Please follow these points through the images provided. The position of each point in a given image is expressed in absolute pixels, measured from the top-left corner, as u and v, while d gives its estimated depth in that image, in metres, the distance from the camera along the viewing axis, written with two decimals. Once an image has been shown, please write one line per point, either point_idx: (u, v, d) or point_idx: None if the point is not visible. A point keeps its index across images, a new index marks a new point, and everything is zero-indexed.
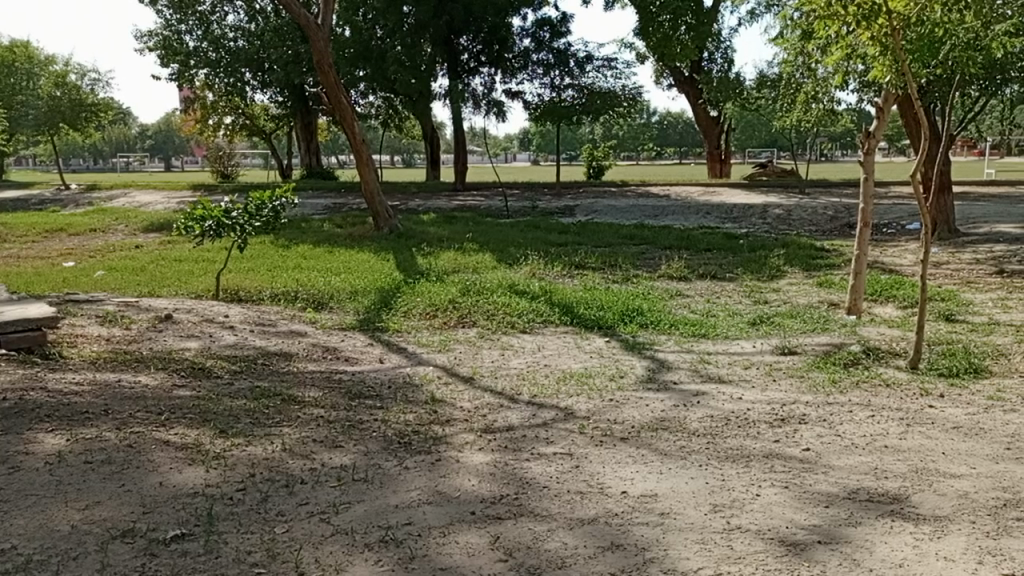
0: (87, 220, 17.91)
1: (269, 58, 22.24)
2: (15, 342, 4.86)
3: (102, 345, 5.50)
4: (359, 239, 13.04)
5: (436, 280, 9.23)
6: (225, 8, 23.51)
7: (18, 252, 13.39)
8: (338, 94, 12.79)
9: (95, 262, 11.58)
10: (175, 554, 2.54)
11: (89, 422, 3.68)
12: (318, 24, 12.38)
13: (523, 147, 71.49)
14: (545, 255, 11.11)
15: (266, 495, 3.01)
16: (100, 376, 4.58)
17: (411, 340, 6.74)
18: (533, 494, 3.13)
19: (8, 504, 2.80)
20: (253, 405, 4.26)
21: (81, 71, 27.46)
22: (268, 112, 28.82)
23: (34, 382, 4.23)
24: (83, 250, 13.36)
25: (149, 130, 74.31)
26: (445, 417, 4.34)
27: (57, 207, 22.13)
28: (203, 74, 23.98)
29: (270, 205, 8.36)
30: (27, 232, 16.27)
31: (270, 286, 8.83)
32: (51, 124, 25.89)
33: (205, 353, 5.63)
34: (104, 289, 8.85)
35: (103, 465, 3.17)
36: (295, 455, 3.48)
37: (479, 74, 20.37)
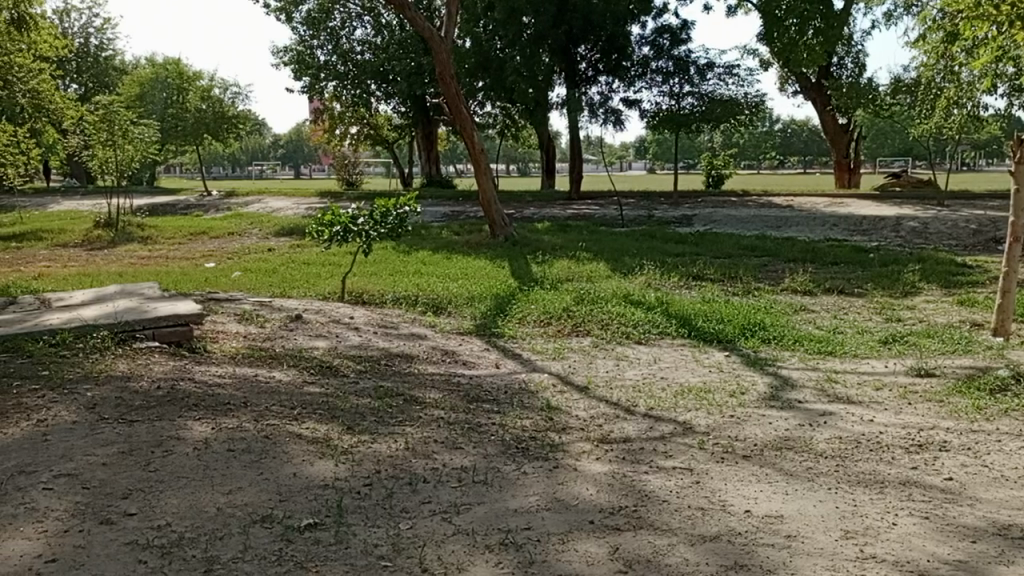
0: (226, 225, 19.14)
1: (393, 70, 23.05)
2: (167, 336, 5.26)
3: (242, 341, 5.88)
4: (475, 247, 13.29)
5: (551, 288, 9.30)
6: (354, 23, 24.60)
7: (166, 253, 14.48)
8: (459, 104, 13.10)
9: (232, 263, 12.38)
10: (308, 542, 2.67)
11: (231, 413, 3.94)
12: (442, 36, 12.72)
13: (639, 155, 70.92)
14: (662, 265, 10.95)
15: (391, 491, 3.13)
16: (240, 371, 4.89)
17: (526, 346, 6.82)
18: (652, 507, 3.09)
19: (163, 484, 3.03)
20: (377, 404, 4.44)
21: (224, 85, 29.52)
22: (392, 122, 29.93)
23: (183, 373, 4.57)
24: (221, 253, 14.28)
25: (282, 138, 79.14)
26: (562, 424, 4.35)
27: (200, 212, 23.80)
28: (332, 86, 25.19)
29: (394, 212, 8.67)
30: (174, 234, 17.60)
31: (392, 290, 9.15)
32: (196, 134, 27.89)
33: (333, 352, 5.91)
34: (241, 289, 9.43)
35: (244, 454, 3.38)
36: (417, 454, 3.59)
37: (597, 83, 20.32)
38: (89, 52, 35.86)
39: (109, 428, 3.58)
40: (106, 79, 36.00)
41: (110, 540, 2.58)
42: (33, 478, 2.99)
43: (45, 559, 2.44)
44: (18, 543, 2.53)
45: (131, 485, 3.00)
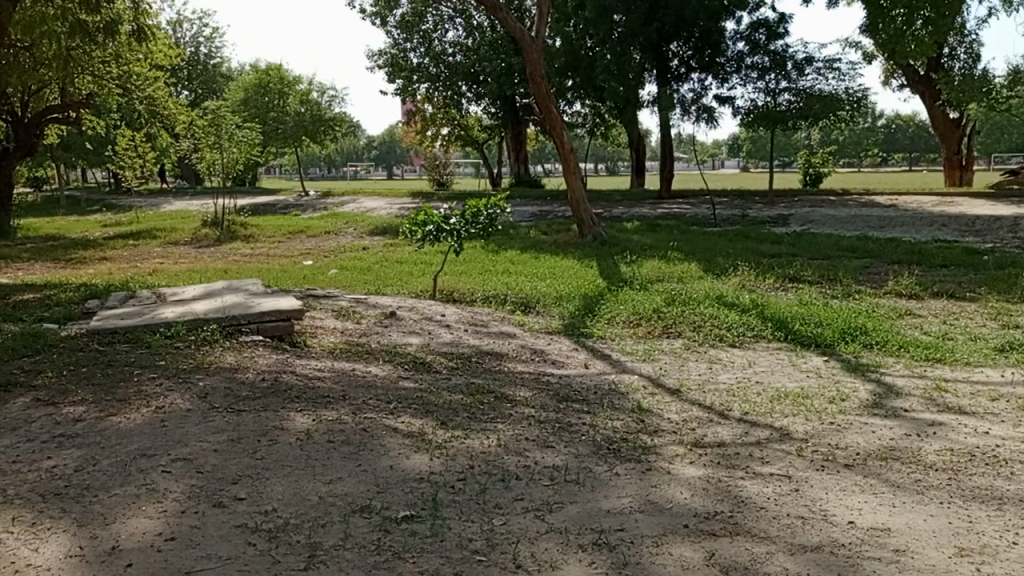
0: (323, 224, 19.82)
1: (484, 70, 23.27)
2: (270, 330, 5.50)
3: (339, 336, 6.08)
4: (563, 246, 13.28)
5: (641, 288, 9.20)
6: (446, 25, 24.99)
7: (267, 251, 15.13)
8: (549, 104, 13.11)
9: (329, 261, 12.82)
10: (406, 533, 2.74)
11: (330, 405, 4.08)
12: (533, 36, 12.75)
13: (732, 153, 69.17)
14: (757, 266, 10.64)
15: (484, 487, 3.17)
16: (338, 365, 5.07)
17: (615, 347, 6.77)
18: (749, 513, 3.02)
19: (269, 471, 3.18)
20: (469, 400, 4.51)
21: (321, 88, 30.61)
22: (481, 123, 30.27)
23: (285, 366, 4.77)
24: (319, 251, 14.80)
25: (375, 139, 81.35)
26: (653, 427, 4.30)
27: (298, 212, 24.74)
28: (424, 88, 25.69)
29: (485, 212, 8.76)
30: (275, 233, 18.36)
31: (482, 289, 9.25)
32: (295, 136, 29.47)
33: (425, 348, 6.03)
34: (337, 286, 9.74)
35: (343, 445, 3.50)
36: (510, 451, 3.63)
37: (689, 81, 19.90)
38: (198, 60, 37.88)
39: (219, 416, 3.77)
40: (214, 85, 37.92)
41: (223, 522, 2.72)
42: (153, 461, 3.19)
43: (165, 537, 2.59)
44: (140, 521, 2.70)
45: (241, 471, 3.16)
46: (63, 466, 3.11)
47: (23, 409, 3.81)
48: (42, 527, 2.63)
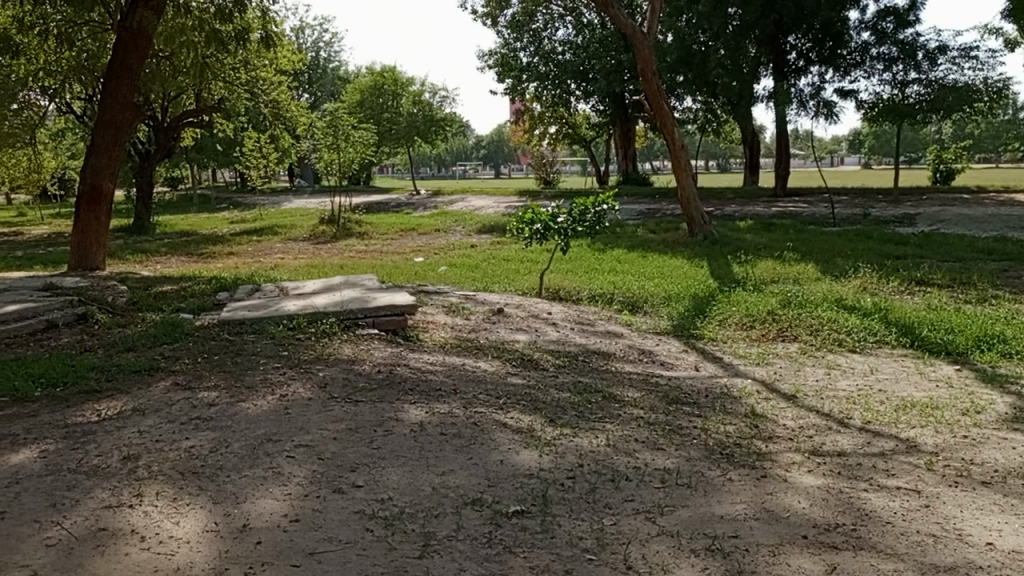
0: (433, 222, 20.32)
1: (593, 68, 23.14)
2: (384, 324, 5.69)
3: (449, 332, 6.21)
4: (671, 245, 13.05)
5: (754, 289, 8.91)
6: (556, 24, 25.01)
7: (381, 248, 15.64)
8: (660, 100, 12.88)
9: (438, 258, 13.14)
10: (516, 528, 2.77)
11: (442, 399, 4.18)
12: (644, 32, 12.56)
13: (854, 149, 65.87)
14: (880, 268, 10.09)
15: (594, 486, 3.16)
16: (450, 359, 5.18)
17: (727, 349, 6.59)
18: (874, 528, 2.87)
19: (386, 460, 3.29)
20: (577, 399, 4.51)
21: (433, 90, 31.42)
22: (590, 120, 30.16)
23: (399, 359, 4.93)
24: (429, 248, 15.16)
25: (484, 139, 82.58)
26: (767, 433, 4.16)
27: (409, 210, 25.47)
28: (533, 87, 25.86)
29: (593, 210, 8.69)
30: (387, 230, 18.98)
31: (589, 288, 9.22)
32: (408, 137, 30.42)
33: (533, 346, 6.08)
34: (447, 283, 9.96)
35: (455, 437, 3.58)
36: (619, 451, 3.60)
37: (807, 74, 19.12)
38: (319, 64, 39.63)
39: (338, 406, 3.94)
40: (333, 88, 39.59)
41: (343, 508, 2.84)
42: (278, 445, 3.36)
43: (289, 519, 2.73)
44: (268, 502, 2.85)
45: (358, 459, 3.28)
46: (198, 447, 3.33)
47: (164, 392, 4.11)
48: (182, 502, 2.83)
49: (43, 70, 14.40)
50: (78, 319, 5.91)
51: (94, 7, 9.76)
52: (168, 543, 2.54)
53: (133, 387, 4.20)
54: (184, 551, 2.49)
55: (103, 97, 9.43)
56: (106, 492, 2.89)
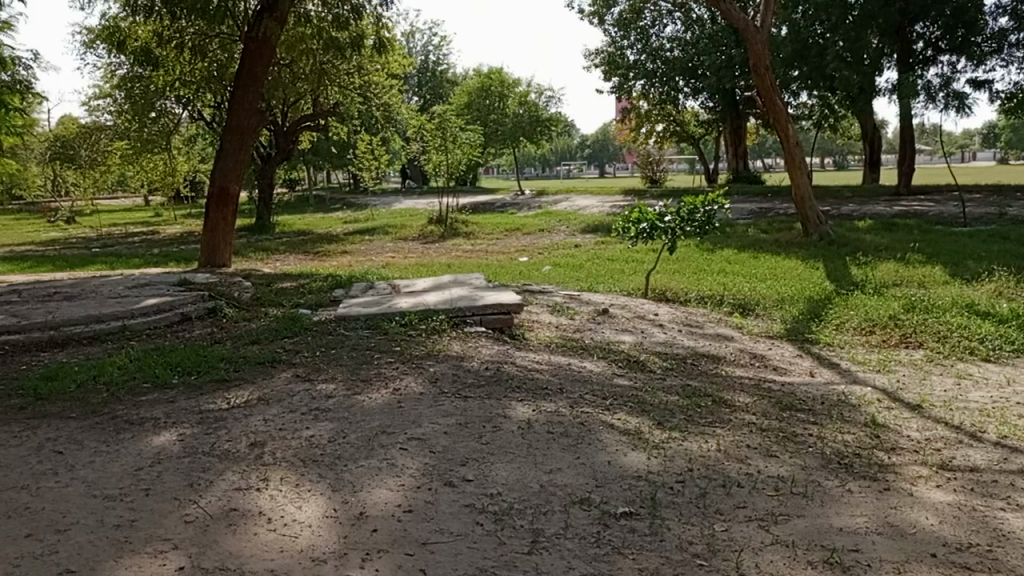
0: (538, 221, 20.42)
1: (702, 65, 22.60)
2: (492, 322, 5.78)
3: (554, 331, 6.23)
4: (784, 246, 12.58)
5: (875, 293, 8.48)
6: (664, 20, 24.58)
7: (487, 248, 15.86)
8: (774, 96, 12.43)
9: (543, 258, 13.20)
10: (625, 529, 2.76)
11: (549, 397, 4.21)
12: (757, 26, 12.17)
13: (988, 144, 61.37)
14: (1018, 271, 9.37)
15: (704, 491, 3.10)
16: (556, 358, 5.21)
17: (844, 355, 6.30)
18: (1012, 551, 2.68)
19: (494, 456, 3.35)
20: (686, 402, 4.43)
21: (539, 90, 31.57)
22: (698, 118, 29.50)
23: (506, 357, 4.99)
24: (534, 248, 15.24)
25: (589, 138, 82.28)
26: (890, 444, 3.96)
27: (515, 210, 25.73)
28: (640, 85, 25.57)
29: (702, 209, 8.48)
30: (493, 230, 19.24)
31: (697, 289, 9.04)
32: (514, 137, 30.69)
33: (640, 347, 6.02)
34: (552, 282, 10.00)
35: (562, 437, 3.60)
36: (731, 457, 3.52)
37: (936, 64, 18.18)
38: (428, 68, 40.62)
39: (448, 401, 4.04)
40: (441, 91, 40.47)
41: (454, 501, 2.91)
42: (392, 438, 3.49)
43: (404, 509, 2.82)
44: (383, 492, 2.96)
45: (468, 454, 3.35)
46: (318, 436, 3.50)
47: (287, 383, 4.34)
48: (304, 488, 2.98)
49: (178, 80, 15.45)
50: (208, 313, 6.31)
51: (223, 20, 10.37)
52: (292, 526, 2.68)
53: (259, 377, 4.46)
54: (306, 534, 2.62)
55: (232, 103, 10.02)
56: (237, 475, 3.09)
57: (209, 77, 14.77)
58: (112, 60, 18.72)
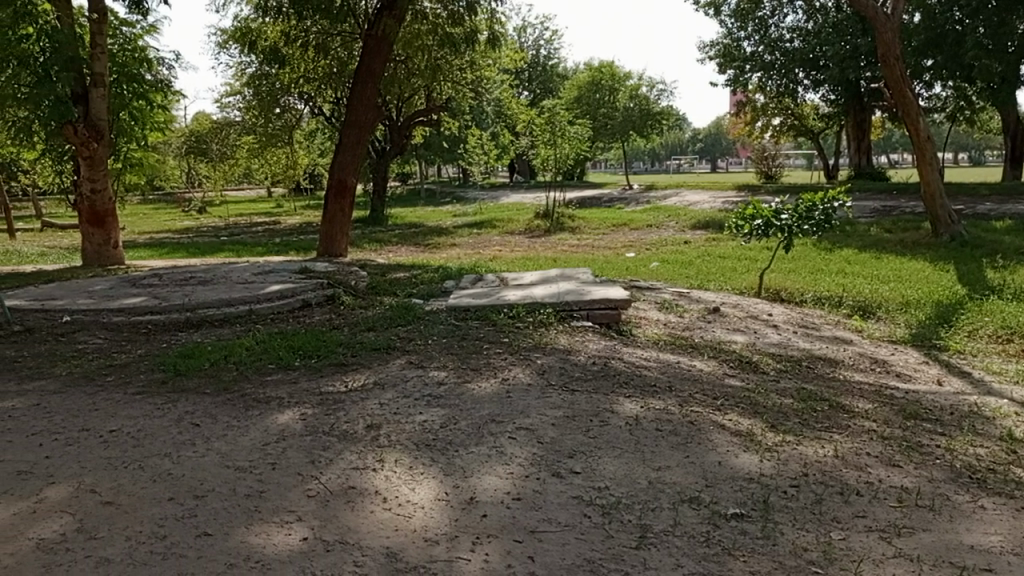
0: (646, 217, 20.13)
1: (825, 55, 21.59)
2: (599, 317, 5.76)
3: (662, 328, 6.14)
4: (910, 246, 11.88)
5: (1012, 299, 7.88)
6: (785, 9, 23.60)
7: (593, 243, 15.78)
8: (904, 87, 11.72)
9: (651, 254, 13.00)
10: (735, 530, 2.71)
11: (657, 395, 4.17)
12: (888, 14, 11.49)
13: None
14: None
15: (820, 497, 2.99)
16: (664, 356, 5.14)
17: (977, 364, 5.90)
18: None
19: (602, 450, 3.35)
20: (800, 406, 4.27)
21: (651, 83, 31.09)
22: (818, 111, 28.23)
23: (614, 352, 4.97)
24: (641, 244, 15.04)
25: (701, 132, 80.41)
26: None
27: (623, 204, 25.49)
28: (757, 77, 24.72)
29: (821, 206, 8.11)
30: (600, 225, 19.14)
31: (814, 289, 8.68)
32: (624, 131, 30.34)
33: (751, 347, 5.85)
34: (660, 279, 9.84)
35: (671, 435, 3.55)
36: (849, 464, 3.38)
37: None
38: (539, 62, 40.77)
39: (556, 393, 4.06)
40: (551, 85, 40.57)
41: (562, 491, 2.93)
42: (501, 427, 3.55)
43: (512, 496, 2.88)
44: (493, 479, 3.03)
45: (576, 446, 3.37)
46: (430, 422, 3.61)
47: (400, 369, 4.49)
48: (417, 470, 3.09)
49: (302, 77, 16.19)
50: (327, 299, 6.61)
51: (346, 18, 10.77)
52: (406, 507, 2.78)
53: (375, 363, 4.65)
54: (420, 515, 2.72)
55: (352, 97, 10.42)
56: (355, 455, 3.24)
57: (331, 73, 15.39)
58: (242, 59, 19.81)
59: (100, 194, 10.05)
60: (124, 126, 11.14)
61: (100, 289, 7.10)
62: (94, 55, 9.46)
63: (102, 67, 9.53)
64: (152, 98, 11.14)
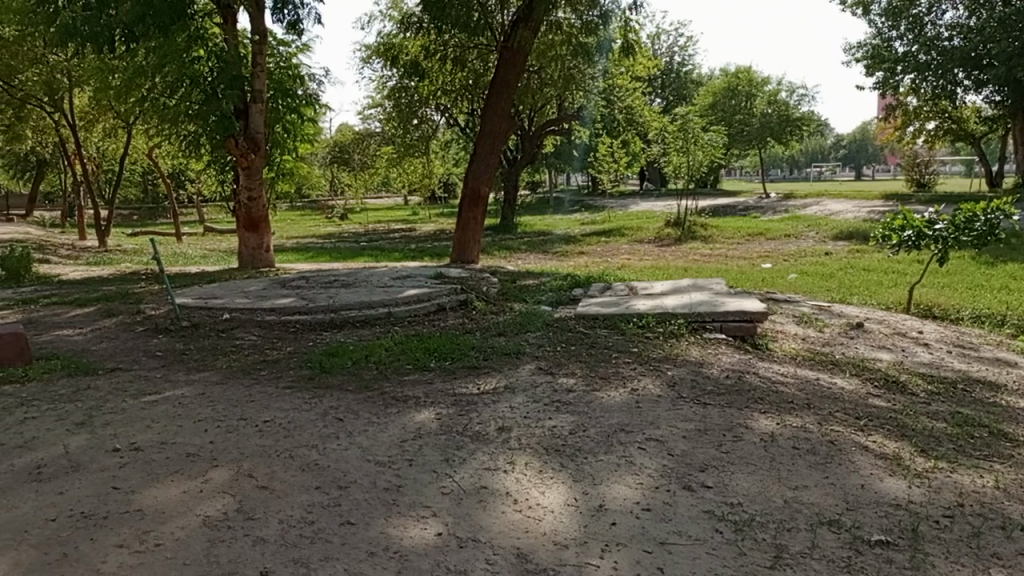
0: (784, 226, 19.34)
1: (989, 53, 19.95)
2: (733, 330, 5.60)
3: (799, 343, 5.88)
4: None
5: None
6: (942, 6, 22.01)
7: (726, 252, 15.36)
8: None
9: (788, 265, 12.49)
10: (880, 558, 2.57)
11: (794, 412, 4.01)
12: None
13: None
14: None
15: (978, 530, 2.78)
16: (801, 372, 4.93)
17: None
18: None
19: (735, 466, 3.27)
20: (956, 431, 3.98)
21: (791, 88, 29.89)
22: (980, 114, 26.13)
23: (748, 366, 4.83)
24: (778, 254, 14.47)
25: (844, 138, 76.47)
26: None
27: (758, 213, 24.63)
28: (910, 79, 23.16)
29: (983, 217, 7.46)
30: (734, 234, 18.59)
31: (972, 306, 8.04)
32: (761, 138, 28.75)
33: (899, 366, 5.49)
34: (798, 291, 9.43)
35: (809, 454, 3.41)
36: (1011, 497, 3.12)
37: None
38: (672, 68, 40.10)
39: (687, 406, 4.00)
40: (685, 91, 39.88)
41: (692, 505, 2.89)
42: (631, 436, 3.54)
43: (643, 507, 2.86)
44: (622, 488, 3.03)
45: (708, 460, 3.31)
46: (561, 427, 3.65)
47: (530, 374, 4.57)
48: (547, 474, 3.14)
49: (440, 89, 16.78)
50: (460, 304, 6.81)
51: (482, 31, 11.06)
52: (536, 510, 2.84)
53: (506, 367, 4.75)
54: (549, 519, 2.76)
55: (487, 108, 10.68)
56: (487, 456, 3.33)
57: (466, 85, 15.84)
58: (383, 73, 20.74)
59: (256, 202, 10.89)
60: (278, 138, 12.02)
61: (255, 289, 7.67)
62: (254, 73, 10.30)
63: (262, 83, 10.38)
64: (302, 111, 11.95)
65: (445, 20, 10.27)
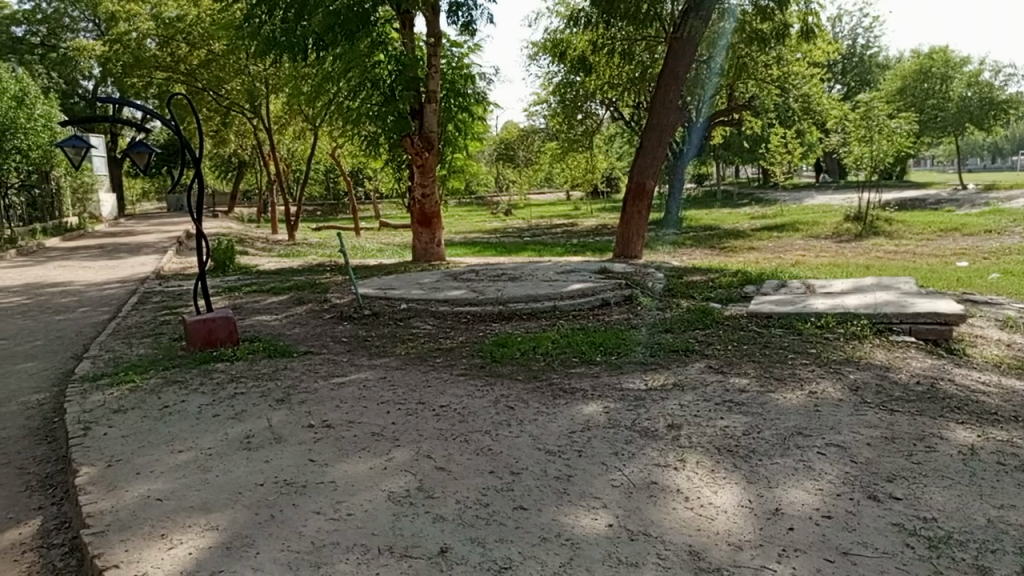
0: (983, 221, 17.50)
1: None
2: (924, 333, 5.17)
3: (1003, 349, 5.31)
4: None
5: None
6: None
7: (915, 249, 14.15)
8: None
9: (989, 264, 11.32)
10: None
11: (999, 424, 3.64)
12: None
13: None
14: None
15: None
16: (1007, 381, 4.46)
17: None
18: None
19: (928, 478, 3.03)
20: None
21: (996, 68, 26.92)
22: None
23: (942, 373, 4.44)
24: (977, 251, 13.14)
25: None
26: None
27: (953, 207, 22.45)
28: None
29: None
30: (924, 230, 17.07)
31: None
32: (958, 124, 26.35)
33: None
34: (1001, 293, 8.52)
35: (1017, 471, 3.09)
36: None
37: None
38: (855, 52, 37.36)
39: (872, 412, 3.75)
40: (869, 76, 37.13)
41: (878, 516, 2.72)
42: (809, 440, 3.38)
43: (823, 514, 2.74)
44: (800, 493, 2.90)
45: (896, 470, 3.09)
46: (732, 428, 3.56)
47: (700, 372, 4.48)
48: (720, 474, 3.07)
49: (606, 83, 16.74)
50: (625, 300, 6.79)
51: (651, 21, 10.91)
52: (708, 509, 2.79)
53: (674, 364, 4.69)
54: (723, 519, 2.71)
55: (654, 101, 10.54)
56: (656, 451, 3.31)
57: (633, 77, 15.64)
58: (550, 69, 20.90)
59: (429, 198, 11.43)
60: (450, 137, 12.52)
61: (429, 281, 8.07)
62: (429, 75, 10.63)
63: (436, 85, 10.71)
64: (473, 110, 12.32)
65: (615, 14, 10.31)
